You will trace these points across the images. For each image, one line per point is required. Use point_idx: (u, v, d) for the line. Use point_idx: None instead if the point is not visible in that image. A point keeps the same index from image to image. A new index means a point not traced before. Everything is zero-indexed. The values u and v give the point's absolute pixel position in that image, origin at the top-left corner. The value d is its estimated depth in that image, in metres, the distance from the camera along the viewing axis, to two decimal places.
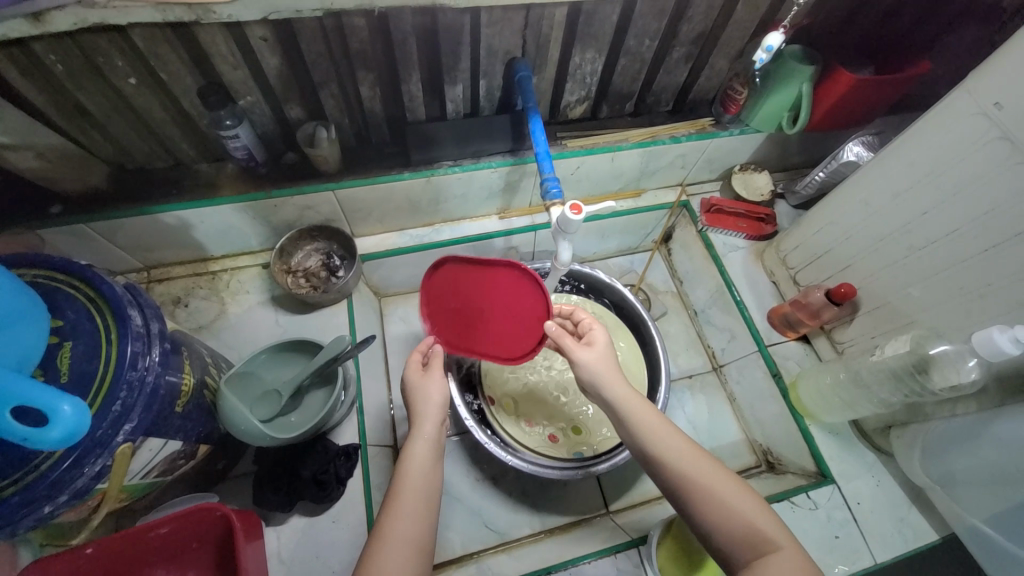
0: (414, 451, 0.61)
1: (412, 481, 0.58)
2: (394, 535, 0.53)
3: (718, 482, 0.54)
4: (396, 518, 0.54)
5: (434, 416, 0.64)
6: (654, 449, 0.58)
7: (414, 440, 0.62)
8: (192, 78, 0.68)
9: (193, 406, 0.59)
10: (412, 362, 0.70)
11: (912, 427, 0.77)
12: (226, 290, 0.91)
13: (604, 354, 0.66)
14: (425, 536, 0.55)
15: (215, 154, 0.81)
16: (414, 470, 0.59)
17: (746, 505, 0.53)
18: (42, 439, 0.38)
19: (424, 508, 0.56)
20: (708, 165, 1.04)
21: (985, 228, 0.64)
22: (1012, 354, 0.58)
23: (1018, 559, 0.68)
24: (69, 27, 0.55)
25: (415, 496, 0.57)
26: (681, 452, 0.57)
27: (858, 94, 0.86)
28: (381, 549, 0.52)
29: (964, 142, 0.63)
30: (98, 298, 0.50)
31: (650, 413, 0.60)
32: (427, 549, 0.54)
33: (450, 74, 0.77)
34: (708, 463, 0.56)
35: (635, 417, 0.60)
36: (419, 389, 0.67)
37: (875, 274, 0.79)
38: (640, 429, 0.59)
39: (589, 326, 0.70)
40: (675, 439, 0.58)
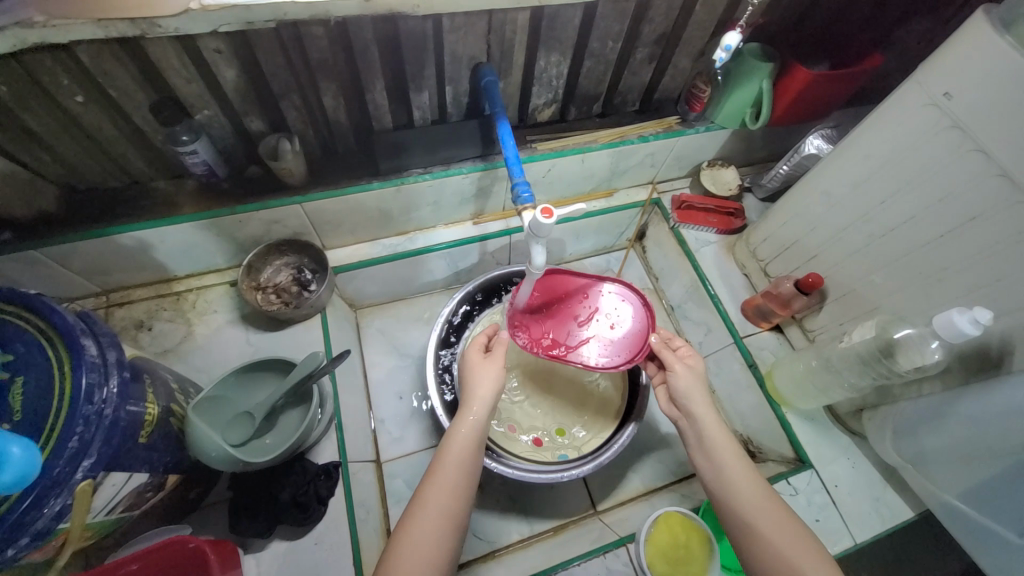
0: (459, 432, 0.63)
1: (455, 459, 0.60)
2: (435, 513, 0.56)
3: (787, 531, 0.57)
4: (440, 492, 0.57)
5: (484, 399, 0.65)
6: (732, 488, 0.60)
7: (463, 418, 0.64)
8: (145, 95, 0.65)
9: (159, 435, 0.56)
10: (473, 345, 0.72)
11: (882, 409, 0.80)
12: (193, 311, 0.87)
13: (700, 382, 0.68)
14: (459, 514, 0.58)
15: (173, 171, 0.78)
16: (455, 450, 0.61)
17: (809, 555, 0.55)
18: None
19: (463, 489, 0.59)
20: (677, 162, 1.06)
21: (939, 215, 0.66)
22: (971, 335, 0.59)
23: (992, 531, 0.70)
24: (7, 47, 0.52)
25: (453, 476, 0.59)
26: (761, 499, 0.59)
27: (815, 88, 0.88)
28: (418, 520, 0.56)
29: (917, 132, 0.65)
30: (49, 328, 0.47)
31: (737, 455, 0.63)
32: (457, 528, 0.57)
33: (415, 81, 0.76)
34: (783, 510, 0.59)
35: (719, 454, 0.63)
36: (477, 369, 0.68)
37: (839, 263, 0.82)
38: (721, 465, 0.62)
39: (690, 355, 0.72)
40: (756, 485, 0.60)
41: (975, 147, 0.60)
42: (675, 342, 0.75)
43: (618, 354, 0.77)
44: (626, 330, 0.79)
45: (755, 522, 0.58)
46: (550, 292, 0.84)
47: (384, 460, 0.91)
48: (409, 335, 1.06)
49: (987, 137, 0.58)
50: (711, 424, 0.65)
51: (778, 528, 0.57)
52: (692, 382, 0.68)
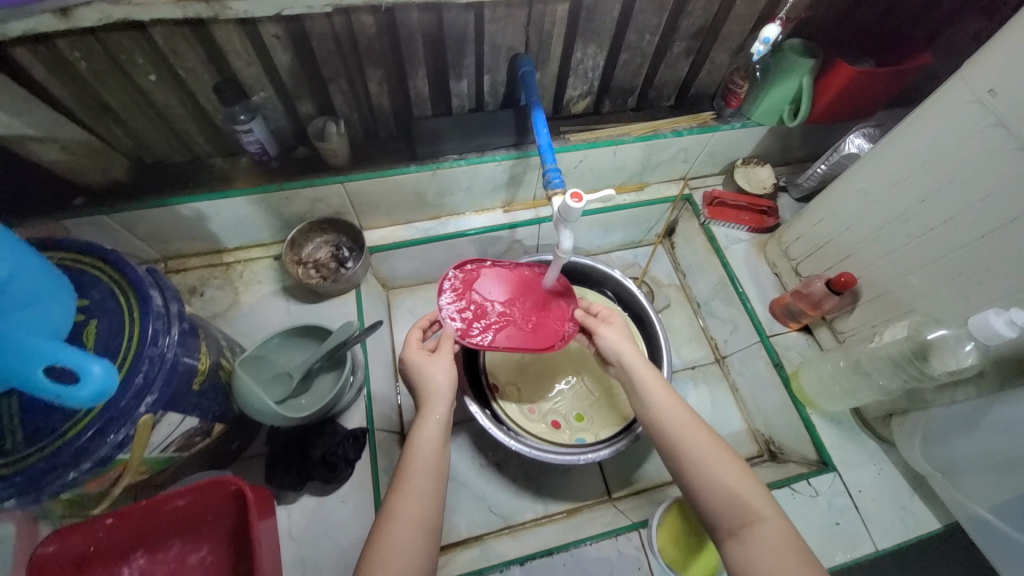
0: (424, 432, 0.62)
1: (425, 459, 0.60)
2: (409, 517, 0.56)
3: (726, 471, 0.57)
4: (408, 500, 0.56)
5: (444, 397, 0.65)
6: (666, 433, 0.61)
7: (426, 420, 0.63)
8: (209, 75, 0.71)
9: (209, 385, 0.62)
10: (411, 342, 0.70)
11: (913, 414, 0.77)
12: (240, 281, 0.94)
13: (625, 334, 0.73)
14: (433, 518, 0.57)
15: (230, 149, 0.85)
16: (421, 453, 0.60)
17: (742, 483, 0.57)
18: (74, 396, 0.40)
19: (435, 487, 0.59)
20: (710, 159, 1.05)
21: (980, 214, 0.64)
22: (1008, 337, 0.57)
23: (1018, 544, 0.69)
24: (95, 23, 0.58)
25: (422, 481, 0.58)
26: (696, 439, 0.60)
27: (858, 86, 0.87)
28: (393, 531, 0.55)
29: (961, 128, 0.63)
30: (121, 279, 0.53)
31: (663, 395, 0.64)
32: (433, 532, 0.57)
33: (455, 70, 0.79)
34: (722, 450, 0.59)
35: (648, 400, 0.64)
36: (425, 366, 0.67)
37: (874, 263, 0.80)
38: (654, 410, 0.63)
39: (613, 317, 0.76)
40: (689, 425, 0.61)
41: (1019, 146, 0.58)
42: (595, 308, 0.81)
43: (551, 334, 0.81)
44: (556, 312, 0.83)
45: (697, 470, 0.58)
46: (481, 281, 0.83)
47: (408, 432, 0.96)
48: None
49: None
50: (641, 374, 0.67)
51: (716, 464, 0.58)
52: (620, 338, 0.71)
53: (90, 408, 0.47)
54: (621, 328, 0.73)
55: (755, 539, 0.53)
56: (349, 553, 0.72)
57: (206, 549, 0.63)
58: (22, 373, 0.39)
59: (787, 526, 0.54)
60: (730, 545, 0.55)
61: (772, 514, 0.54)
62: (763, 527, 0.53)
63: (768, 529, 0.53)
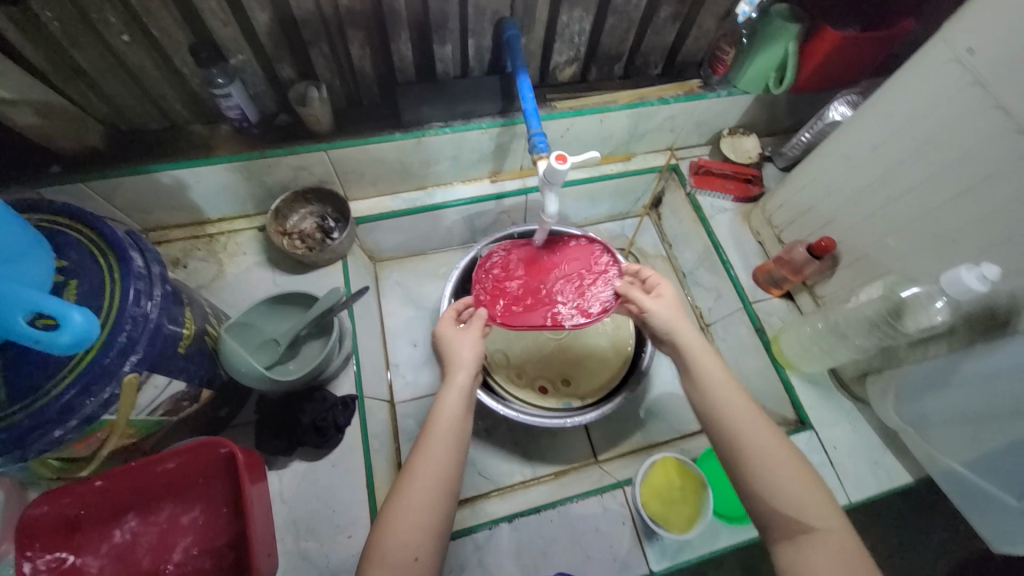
0: (447, 399, 0.62)
1: (447, 428, 0.59)
2: (428, 477, 0.55)
3: (797, 480, 0.54)
4: (428, 462, 0.56)
5: (467, 366, 0.65)
6: (732, 434, 0.57)
7: (450, 387, 0.63)
8: (184, 35, 0.69)
9: (195, 349, 0.62)
10: (445, 320, 0.72)
11: (887, 372, 0.80)
12: (224, 252, 0.93)
13: (680, 315, 0.68)
14: (451, 482, 0.57)
15: (209, 116, 0.83)
16: (444, 416, 0.60)
17: (806, 493, 0.54)
18: (54, 343, 0.40)
19: (454, 456, 0.58)
20: (697, 128, 1.05)
21: (955, 174, 0.66)
22: (977, 291, 0.59)
23: (991, 497, 0.72)
24: None
25: (442, 443, 0.58)
26: (766, 444, 0.56)
27: (843, 52, 0.87)
28: (409, 489, 0.55)
29: (940, 89, 0.64)
30: (101, 240, 0.53)
31: (734, 396, 0.60)
32: (451, 493, 0.56)
33: (438, 33, 0.78)
34: (795, 458, 0.56)
35: (718, 399, 0.60)
36: (450, 338, 0.69)
37: (854, 227, 0.81)
38: (717, 407, 0.59)
39: (669, 296, 0.70)
40: (762, 430, 0.57)
41: (995, 104, 0.59)
42: (643, 272, 0.76)
43: (594, 285, 0.81)
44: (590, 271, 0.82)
45: (765, 473, 0.55)
46: (522, 267, 0.85)
47: (398, 401, 0.97)
48: (424, 288, 1.10)
49: (1008, 93, 0.58)
50: (707, 368, 0.62)
51: (786, 470, 0.55)
52: (683, 326, 0.66)
53: (72, 367, 0.47)
54: (679, 311, 0.68)
55: (815, 547, 0.51)
56: (341, 513, 0.73)
57: (199, 509, 0.63)
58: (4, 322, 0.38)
59: (852, 540, 0.52)
60: (785, 547, 0.52)
61: (839, 527, 0.52)
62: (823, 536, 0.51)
63: (831, 538, 0.51)
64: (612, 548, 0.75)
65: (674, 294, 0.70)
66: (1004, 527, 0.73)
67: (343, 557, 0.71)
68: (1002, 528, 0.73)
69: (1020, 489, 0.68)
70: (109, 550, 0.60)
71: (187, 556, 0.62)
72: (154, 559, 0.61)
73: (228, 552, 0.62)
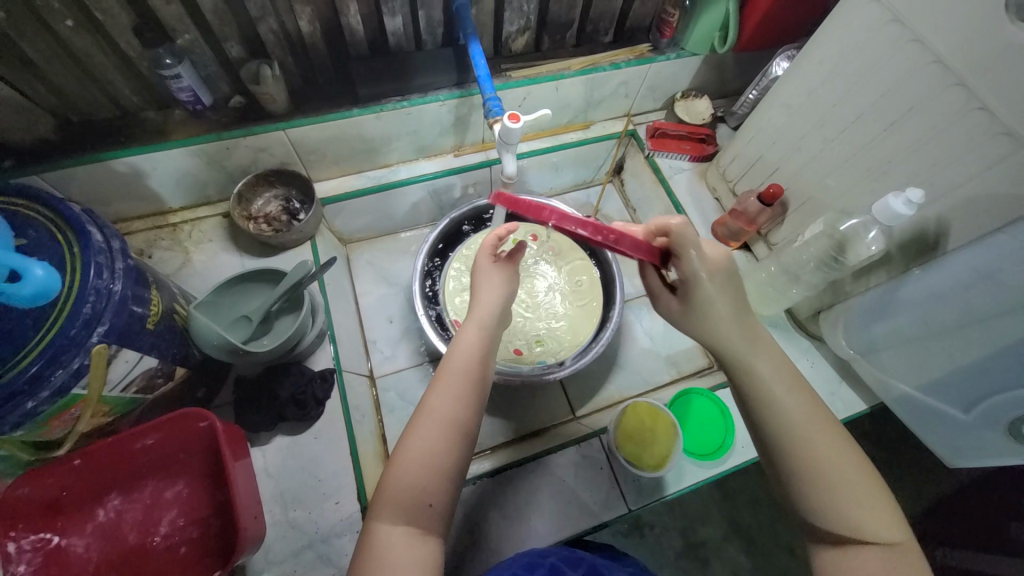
0: (464, 340, 0.63)
1: (462, 368, 0.60)
2: (438, 415, 0.56)
3: (857, 491, 0.49)
4: (444, 397, 0.57)
5: (488, 307, 0.66)
6: (791, 438, 0.51)
7: (468, 329, 0.64)
8: (127, 15, 0.68)
9: (165, 326, 0.62)
10: (484, 247, 0.73)
11: (836, 307, 0.86)
12: (189, 241, 0.92)
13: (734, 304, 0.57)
14: (463, 421, 0.57)
15: (161, 101, 0.82)
16: (461, 356, 0.61)
17: (871, 514, 0.49)
18: (17, 294, 0.46)
19: (470, 389, 0.59)
20: (651, 93, 1.08)
21: (882, 110, 0.70)
22: (904, 215, 0.64)
23: (938, 413, 0.78)
24: None
25: (456, 380, 0.58)
26: (828, 449, 0.51)
27: (780, 9, 0.90)
28: (418, 428, 0.55)
29: (864, 31, 0.69)
30: (57, 218, 0.53)
31: (793, 391, 0.53)
32: (463, 434, 0.56)
33: (387, 5, 0.78)
34: (858, 465, 0.51)
35: (774, 399, 0.52)
36: (483, 275, 0.71)
37: (798, 173, 0.86)
38: (772, 405, 0.52)
39: (703, 284, 0.58)
40: (825, 431, 0.51)
41: (913, 38, 0.63)
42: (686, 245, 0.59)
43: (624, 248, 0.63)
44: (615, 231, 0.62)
45: (823, 483, 0.50)
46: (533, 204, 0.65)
47: (378, 376, 0.98)
48: (397, 266, 1.11)
49: (924, 28, 0.62)
50: (763, 365, 0.54)
51: (849, 476, 0.50)
52: (728, 312, 0.57)
53: (40, 339, 0.48)
54: (728, 296, 0.58)
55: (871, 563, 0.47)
56: (327, 482, 0.75)
57: (182, 483, 0.65)
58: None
59: (918, 559, 0.48)
60: (830, 556, 0.49)
61: (903, 541, 0.48)
62: (885, 557, 0.47)
63: (893, 558, 0.47)
64: (591, 492, 0.80)
65: (716, 276, 0.58)
66: (953, 439, 0.79)
67: (332, 523, 0.72)
68: (951, 440, 0.79)
69: (962, 401, 0.74)
70: (93, 529, 0.62)
71: (173, 528, 0.63)
72: (139, 533, 0.63)
73: (215, 520, 0.64)
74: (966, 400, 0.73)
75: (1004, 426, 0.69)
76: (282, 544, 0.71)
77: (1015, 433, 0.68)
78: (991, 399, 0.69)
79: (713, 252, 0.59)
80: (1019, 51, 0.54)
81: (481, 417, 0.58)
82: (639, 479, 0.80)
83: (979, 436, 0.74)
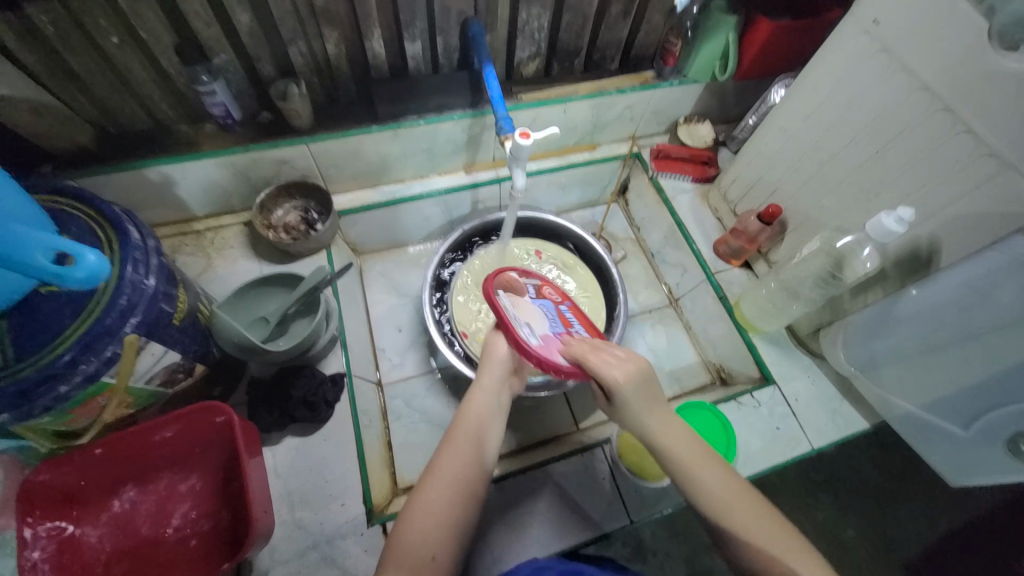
0: (474, 401, 0.64)
1: (473, 433, 0.61)
2: (446, 477, 0.57)
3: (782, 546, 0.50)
4: (454, 460, 0.58)
5: (500, 367, 0.67)
6: (709, 505, 0.53)
7: (480, 388, 0.65)
8: (170, 37, 0.74)
9: (189, 323, 0.65)
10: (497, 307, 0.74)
11: (836, 323, 0.87)
12: (211, 247, 0.96)
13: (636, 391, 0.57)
14: (472, 482, 0.58)
15: (194, 115, 0.87)
16: (470, 418, 0.62)
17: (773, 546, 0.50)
18: (68, 277, 0.45)
19: (478, 453, 0.60)
20: (655, 117, 1.13)
21: (874, 135, 0.74)
22: (897, 232, 0.67)
23: (940, 430, 0.80)
24: None
25: (466, 446, 0.60)
26: (746, 515, 0.52)
27: (777, 41, 0.96)
28: (426, 489, 0.56)
29: (855, 60, 0.73)
30: (100, 216, 0.58)
31: (706, 460, 0.55)
32: (472, 494, 0.57)
33: (408, 31, 0.84)
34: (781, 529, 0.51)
35: (688, 471, 0.54)
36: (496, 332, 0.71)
37: (796, 194, 0.90)
38: (689, 476, 0.54)
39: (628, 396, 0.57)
40: (727, 482, 0.54)
41: (901, 67, 0.67)
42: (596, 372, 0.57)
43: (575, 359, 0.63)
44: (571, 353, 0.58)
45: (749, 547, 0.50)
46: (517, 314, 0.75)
47: (386, 383, 1.00)
48: (407, 277, 1.14)
49: (911, 57, 0.66)
50: (675, 439, 0.56)
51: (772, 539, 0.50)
52: (646, 406, 0.57)
53: (77, 326, 0.51)
54: (644, 398, 0.57)
55: None
56: (335, 483, 0.76)
57: (195, 478, 0.69)
58: (24, 259, 0.43)
59: None
60: None
61: None
62: None
63: None
64: (593, 502, 0.81)
65: (632, 382, 0.57)
66: (955, 457, 0.80)
67: (338, 524, 0.73)
68: (954, 459, 0.80)
69: (961, 417, 0.75)
70: (108, 519, 0.65)
71: (186, 520, 0.67)
72: (153, 525, 0.66)
73: (226, 515, 0.67)
74: (965, 417, 0.75)
75: (1004, 442, 0.71)
76: (287, 544, 0.72)
77: (1014, 449, 0.70)
78: (989, 416, 0.71)
79: (621, 363, 0.57)
80: (1002, 78, 0.58)
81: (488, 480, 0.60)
82: (641, 489, 0.82)
83: (980, 454, 0.76)
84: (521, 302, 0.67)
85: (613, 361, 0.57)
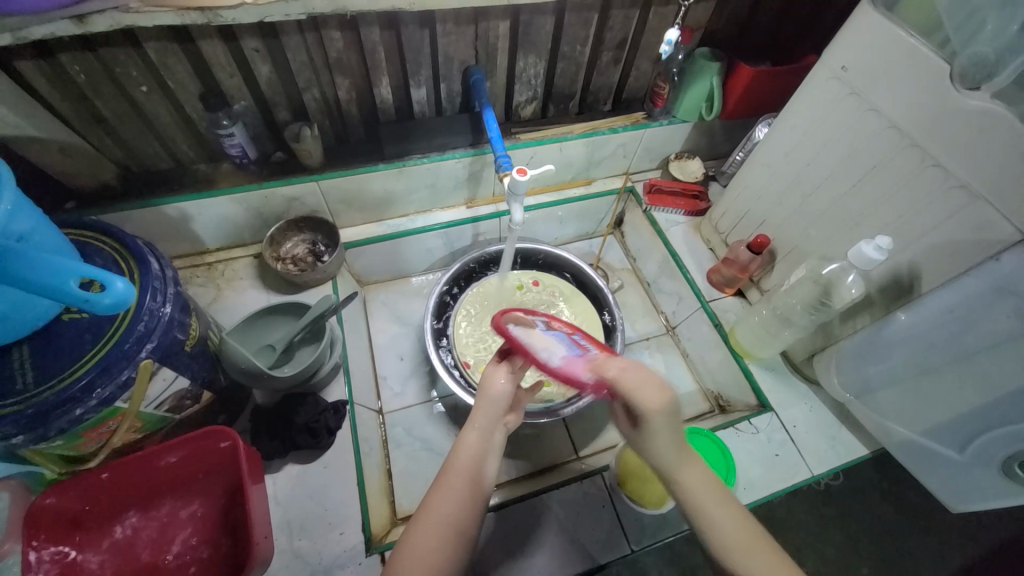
0: (466, 440, 0.64)
1: (467, 472, 0.61)
2: (437, 516, 0.57)
3: None
4: (444, 499, 0.59)
5: (488, 407, 0.67)
6: (719, 540, 0.52)
7: (471, 427, 0.65)
8: (195, 85, 0.80)
9: (199, 349, 0.68)
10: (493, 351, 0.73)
11: (829, 349, 0.89)
12: (222, 278, 1.01)
13: (670, 421, 0.54)
14: (463, 520, 0.58)
15: (212, 155, 0.93)
16: (462, 457, 0.63)
17: None
18: (98, 303, 0.48)
19: (471, 492, 0.60)
20: (647, 154, 1.19)
21: (850, 168, 0.78)
22: (877, 260, 0.71)
23: (937, 455, 0.81)
24: (107, 28, 0.66)
25: (458, 485, 0.60)
26: (758, 554, 0.51)
27: (759, 84, 1.02)
28: (420, 525, 0.57)
29: (828, 102, 0.79)
30: (122, 248, 0.62)
31: (717, 494, 0.54)
32: (464, 531, 0.58)
33: (413, 79, 0.91)
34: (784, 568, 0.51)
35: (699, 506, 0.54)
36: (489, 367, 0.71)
37: (783, 225, 0.94)
38: (704, 512, 0.53)
39: (657, 426, 0.53)
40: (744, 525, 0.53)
41: (870, 108, 0.73)
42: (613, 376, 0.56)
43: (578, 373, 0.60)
44: (600, 372, 0.56)
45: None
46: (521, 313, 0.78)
47: (387, 412, 1.01)
48: (409, 307, 1.17)
49: (879, 99, 0.71)
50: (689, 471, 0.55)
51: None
52: (671, 437, 0.54)
53: (96, 351, 0.54)
54: (672, 431, 0.54)
55: None
56: (334, 511, 0.77)
57: (197, 503, 0.70)
58: (58, 286, 0.46)
59: None
60: None
61: None
62: None
63: None
64: (593, 531, 0.80)
65: (664, 414, 0.53)
66: (952, 480, 0.81)
67: (336, 553, 0.73)
68: (951, 482, 0.81)
69: (956, 441, 0.76)
70: (109, 545, 0.66)
71: (186, 547, 0.68)
72: (153, 551, 0.67)
73: (225, 541, 0.68)
74: (959, 440, 0.76)
75: (998, 466, 0.72)
76: (285, 573, 0.71)
77: (1009, 473, 0.71)
78: (982, 438, 0.72)
79: (659, 398, 0.52)
80: (963, 117, 0.62)
81: (481, 519, 0.60)
82: (642, 517, 0.81)
83: (975, 477, 0.77)
84: (534, 330, 0.68)
85: (649, 383, 0.53)
